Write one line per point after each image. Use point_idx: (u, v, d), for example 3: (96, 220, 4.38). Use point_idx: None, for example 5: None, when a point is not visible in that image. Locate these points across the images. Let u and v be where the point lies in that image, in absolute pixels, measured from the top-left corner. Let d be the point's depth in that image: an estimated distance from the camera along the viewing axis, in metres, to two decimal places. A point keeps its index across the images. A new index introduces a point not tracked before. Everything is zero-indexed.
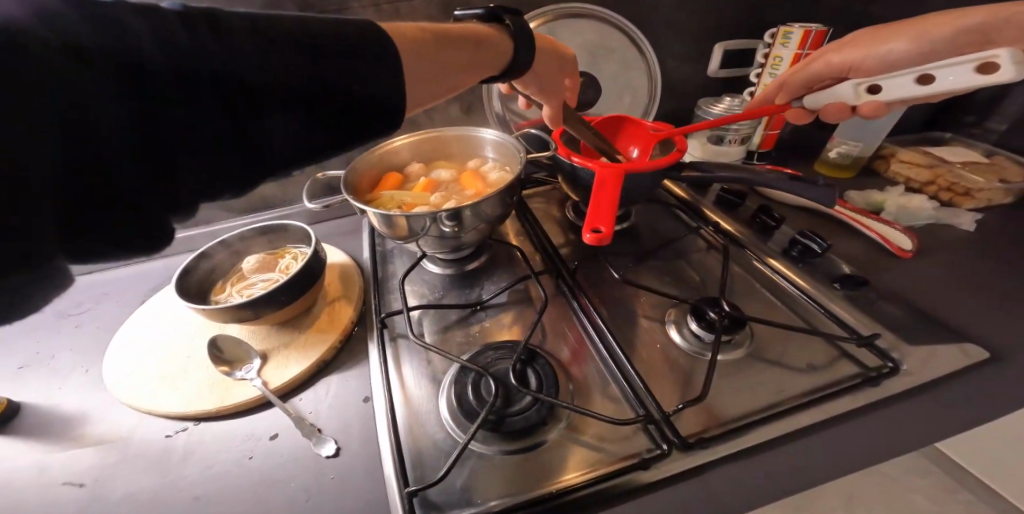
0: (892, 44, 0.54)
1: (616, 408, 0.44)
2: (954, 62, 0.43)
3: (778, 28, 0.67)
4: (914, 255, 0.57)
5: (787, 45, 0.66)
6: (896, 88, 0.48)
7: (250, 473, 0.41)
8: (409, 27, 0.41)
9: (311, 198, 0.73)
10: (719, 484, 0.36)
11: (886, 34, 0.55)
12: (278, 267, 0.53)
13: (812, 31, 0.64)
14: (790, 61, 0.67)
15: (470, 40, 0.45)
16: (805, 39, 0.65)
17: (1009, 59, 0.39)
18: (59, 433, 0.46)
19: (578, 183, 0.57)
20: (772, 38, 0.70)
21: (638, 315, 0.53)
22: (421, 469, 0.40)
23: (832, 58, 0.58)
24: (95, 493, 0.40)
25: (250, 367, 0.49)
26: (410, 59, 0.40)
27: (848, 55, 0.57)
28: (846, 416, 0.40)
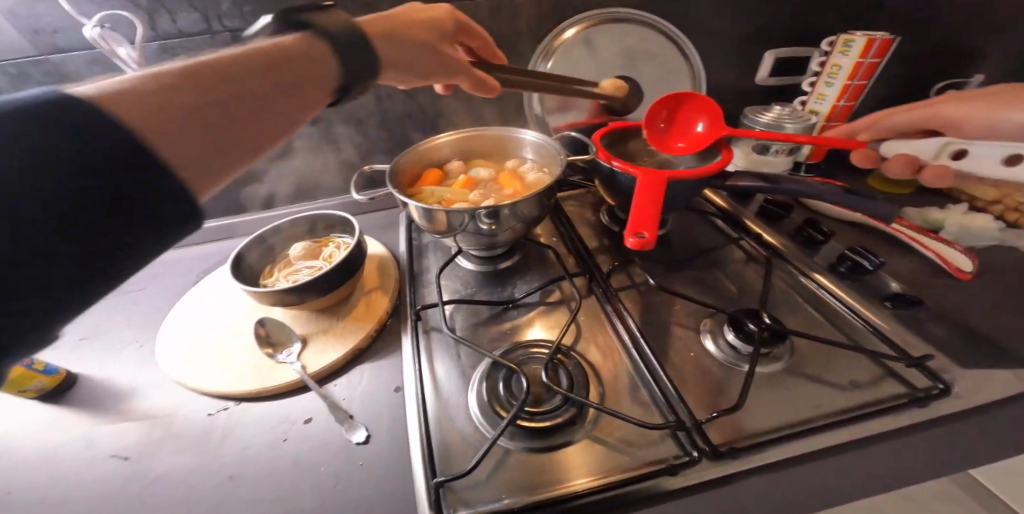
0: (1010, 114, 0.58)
1: (647, 411, 0.43)
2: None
3: (837, 36, 0.65)
4: (974, 277, 0.54)
5: (847, 53, 0.63)
6: None
7: (287, 454, 0.44)
8: (186, 80, 0.30)
9: (359, 190, 0.75)
10: (740, 496, 0.36)
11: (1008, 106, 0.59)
12: (323, 255, 0.55)
13: (876, 40, 0.61)
14: (849, 70, 0.64)
15: (298, 61, 0.36)
16: (867, 48, 0.62)
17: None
18: (111, 406, 0.49)
19: (617, 188, 0.57)
20: (830, 46, 0.66)
21: (671, 323, 0.52)
22: (448, 461, 0.41)
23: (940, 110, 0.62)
24: (140, 468, 0.43)
25: (291, 351, 0.50)
26: (190, 136, 0.30)
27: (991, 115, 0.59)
28: (890, 439, 0.38)
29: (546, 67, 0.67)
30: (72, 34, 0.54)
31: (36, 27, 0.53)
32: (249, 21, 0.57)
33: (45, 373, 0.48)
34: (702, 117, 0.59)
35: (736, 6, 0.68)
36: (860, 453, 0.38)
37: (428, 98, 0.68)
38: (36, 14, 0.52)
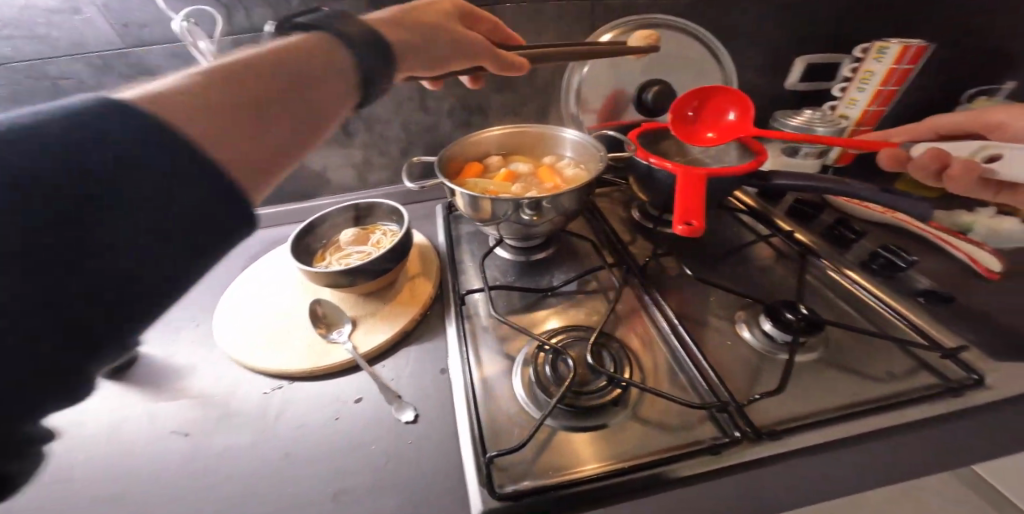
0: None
1: (688, 395, 0.45)
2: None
3: (871, 43, 0.67)
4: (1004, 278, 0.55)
5: (881, 59, 0.65)
6: (1013, 158, 0.56)
7: (340, 431, 0.46)
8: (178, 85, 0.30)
9: (409, 181, 0.78)
10: (766, 477, 0.38)
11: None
12: (371, 241, 0.58)
13: (911, 47, 0.63)
14: (882, 76, 0.66)
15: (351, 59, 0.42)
16: (901, 55, 0.64)
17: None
18: (169, 384, 0.51)
19: (653, 184, 0.59)
20: (864, 52, 0.69)
21: (706, 313, 0.53)
22: (498, 437, 0.43)
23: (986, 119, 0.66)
24: (200, 444, 0.45)
25: (342, 331, 0.53)
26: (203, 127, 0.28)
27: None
28: (928, 427, 0.40)
29: (581, 71, 0.68)
30: (159, 28, 0.58)
31: (125, 21, 0.56)
32: None
33: None
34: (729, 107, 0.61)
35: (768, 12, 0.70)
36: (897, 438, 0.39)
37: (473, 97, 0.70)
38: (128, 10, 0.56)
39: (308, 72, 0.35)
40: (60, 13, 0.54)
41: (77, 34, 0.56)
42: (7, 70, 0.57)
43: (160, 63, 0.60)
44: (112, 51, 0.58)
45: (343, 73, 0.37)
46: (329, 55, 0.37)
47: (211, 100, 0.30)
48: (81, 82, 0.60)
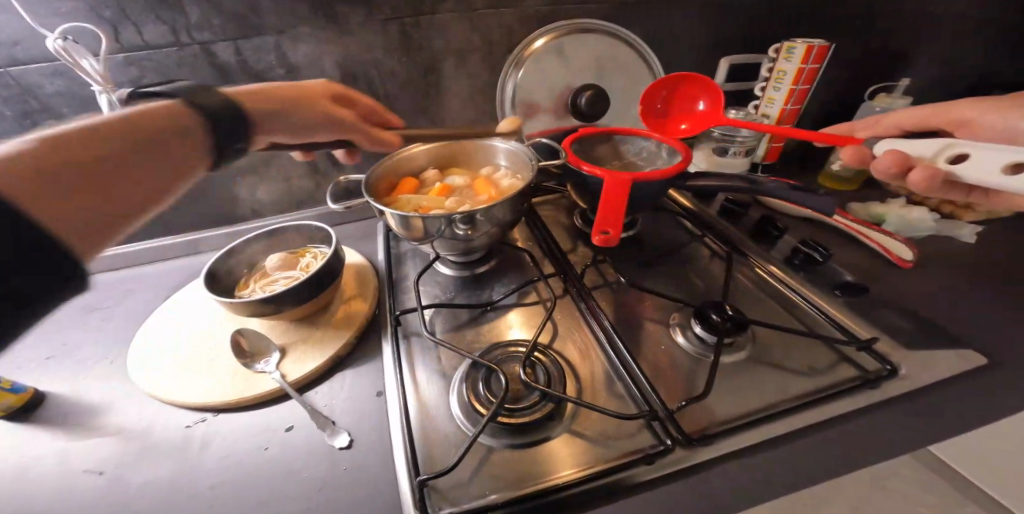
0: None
1: (623, 404, 0.45)
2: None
3: (781, 44, 0.69)
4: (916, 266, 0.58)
5: (791, 59, 0.67)
6: (980, 161, 0.46)
7: (268, 463, 0.44)
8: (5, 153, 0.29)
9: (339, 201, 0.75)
10: (708, 485, 0.38)
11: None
12: (300, 265, 0.56)
13: (815, 46, 0.65)
14: (793, 76, 0.68)
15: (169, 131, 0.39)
16: (808, 53, 0.66)
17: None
18: (81, 424, 0.47)
19: (588, 191, 0.59)
20: (777, 53, 0.71)
21: (642, 318, 0.54)
22: (431, 461, 0.42)
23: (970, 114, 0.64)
24: (113, 484, 0.42)
25: (270, 360, 0.50)
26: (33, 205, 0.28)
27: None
28: (846, 418, 0.42)
29: (515, 75, 0.66)
30: (36, 45, 0.50)
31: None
32: (220, 33, 0.52)
33: (13, 391, 0.46)
34: (703, 97, 0.67)
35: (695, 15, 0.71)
36: (819, 434, 0.41)
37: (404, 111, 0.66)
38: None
39: (157, 141, 0.38)
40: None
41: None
42: None
43: (43, 83, 0.53)
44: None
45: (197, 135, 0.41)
46: (189, 124, 0.40)
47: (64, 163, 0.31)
48: None
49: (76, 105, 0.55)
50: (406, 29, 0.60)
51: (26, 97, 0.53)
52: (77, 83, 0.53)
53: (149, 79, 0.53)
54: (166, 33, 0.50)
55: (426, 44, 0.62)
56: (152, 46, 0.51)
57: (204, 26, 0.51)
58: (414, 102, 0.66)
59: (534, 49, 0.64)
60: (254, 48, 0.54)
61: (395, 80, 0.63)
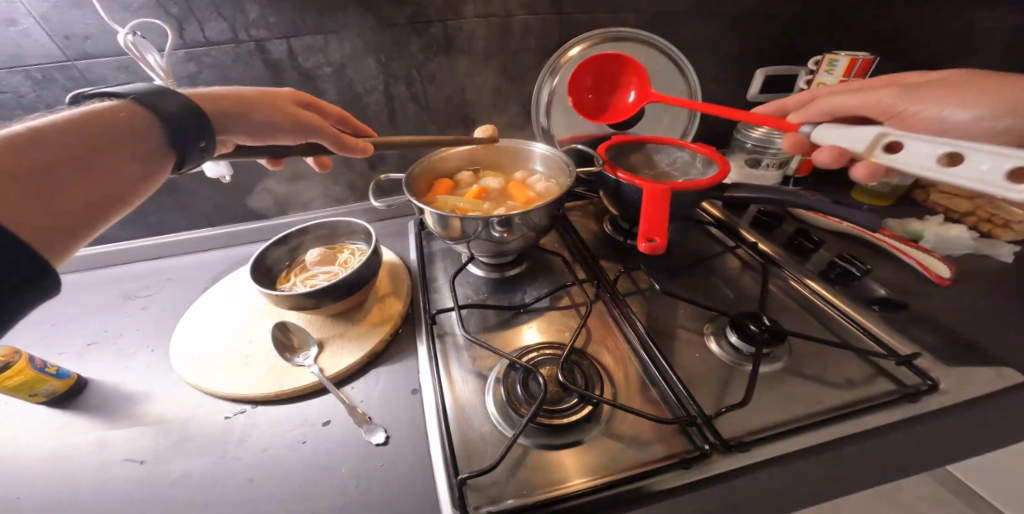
0: (962, 105, 0.44)
1: (660, 410, 0.46)
2: (990, 149, 0.35)
3: (822, 55, 0.67)
4: (955, 284, 0.58)
5: (832, 72, 0.66)
6: (912, 155, 0.40)
7: (307, 457, 0.44)
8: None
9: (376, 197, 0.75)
10: (744, 491, 0.38)
11: (980, 95, 0.45)
12: (338, 261, 0.57)
13: (859, 60, 0.64)
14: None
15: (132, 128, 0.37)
16: (850, 67, 0.64)
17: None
18: (123, 410, 0.47)
19: (624, 199, 0.60)
20: (817, 65, 0.70)
21: (676, 326, 0.54)
22: (469, 459, 0.43)
23: (881, 97, 0.48)
24: (155, 472, 0.42)
25: (308, 354, 0.51)
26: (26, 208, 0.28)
27: (938, 104, 0.45)
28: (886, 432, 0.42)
29: (552, 82, 0.68)
30: (103, 39, 0.52)
31: (67, 33, 0.51)
32: (274, 31, 0.54)
33: (57, 376, 0.46)
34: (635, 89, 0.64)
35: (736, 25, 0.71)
36: (858, 447, 0.41)
37: (440, 110, 0.67)
38: (68, 21, 0.50)
39: (123, 137, 0.36)
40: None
41: (15, 47, 0.51)
42: None
43: (106, 76, 0.55)
44: (52, 64, 0.52)
45: (158, 139, 0.38)
46: (147, 133, 0.37)
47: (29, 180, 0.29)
48: (20, 97, 0.54)
49: None
50: (448, 32, 0.61)
51: (89, 89, 0.55)
52: (138, 77, 0.55)
53: (204, 75, 0.55)
54: (224, 30, 0.52)
55: (466, 47, 0.63)
56: (211, 42, 0.53)
57: (259, 24, 0.53)
58: (451, 102, 0.67)
59: (568, 57, 0.65)
60: (304, 46, 0.55)
61: (434, 82, 0.64)
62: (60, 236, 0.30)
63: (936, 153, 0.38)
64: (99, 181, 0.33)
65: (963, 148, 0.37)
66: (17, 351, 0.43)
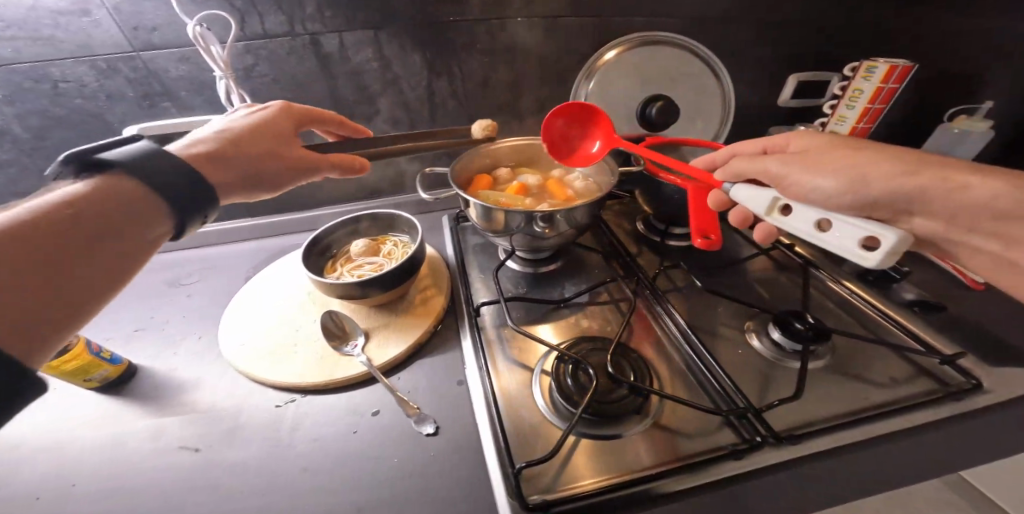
0: (825, 174, 0.37)
1: (707, 403, 0.46)
2: (848, 218, 0.33)
3: (860, 62, 0.69)
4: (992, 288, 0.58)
5: (869, 79, 0.68)
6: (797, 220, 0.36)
7: (359, 446, 0.45)
8: None
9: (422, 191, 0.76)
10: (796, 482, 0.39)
11: (830, 160, 0.38)
12: (382, 252, 0.57)
13: (898, 67, 0.65)
14: (870, 95, 0.69)
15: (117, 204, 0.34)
16: (888, 74, 0.66)
17: (888, 244, 0.30)
18: (173, 397, 0.48)
19: (664, 198, 0.62)
20: (853, 72, 0.71)
21: (717, 323, 0.55)
22: (522, 450, 0.43)
23: (769, 164, 0.41)
24: (211, 459, 0.43)
25: (356, 343, 0.51)
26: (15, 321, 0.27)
27: (803, 175, 0.39)
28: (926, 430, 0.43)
29: (587, 86, 0.69)
30: (170, 30, 0.53)
31: (136, 24, 0.52)
32: (328, 25, 0.55)
33: (110, 361, 0.46)
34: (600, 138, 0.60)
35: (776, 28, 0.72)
36: (906, 441, 0.42)
37: (479, 107, 0.68)
38: (139, 12, 0.51)
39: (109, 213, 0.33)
40: (69, 14, 0.49)
41: (85, 37, 0.51)
42: (7, 70, 0.52)
43: (168, 67, 0.55)
44: (118, 54, 0.53)
45: (158, 206, 0.36)
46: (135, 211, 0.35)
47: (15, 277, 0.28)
48: (83, 86, 0.54)
49: (192, 89, 0.58)
50: (493, 31, 0.62)
51: (151, 80, 0.56)
52: (199, 69, 0.56)
53: (260, 67, 0.57)
54: (282, 22, 0.54)
55: (509, 46, 0.64)
56: (268, 35, 0.54)
57: (316, 18, 0.54)
58: (491, 100, 0.68)
59: (605, 60, 0.66)
60: (355, 41, 0.57)
61: (476, 80, 0.65)
62: (26, 340, 0.27)
63: (813, 218, 0.35)
64: (85, 277, 0.31)
65: (836, 217, 0.33)
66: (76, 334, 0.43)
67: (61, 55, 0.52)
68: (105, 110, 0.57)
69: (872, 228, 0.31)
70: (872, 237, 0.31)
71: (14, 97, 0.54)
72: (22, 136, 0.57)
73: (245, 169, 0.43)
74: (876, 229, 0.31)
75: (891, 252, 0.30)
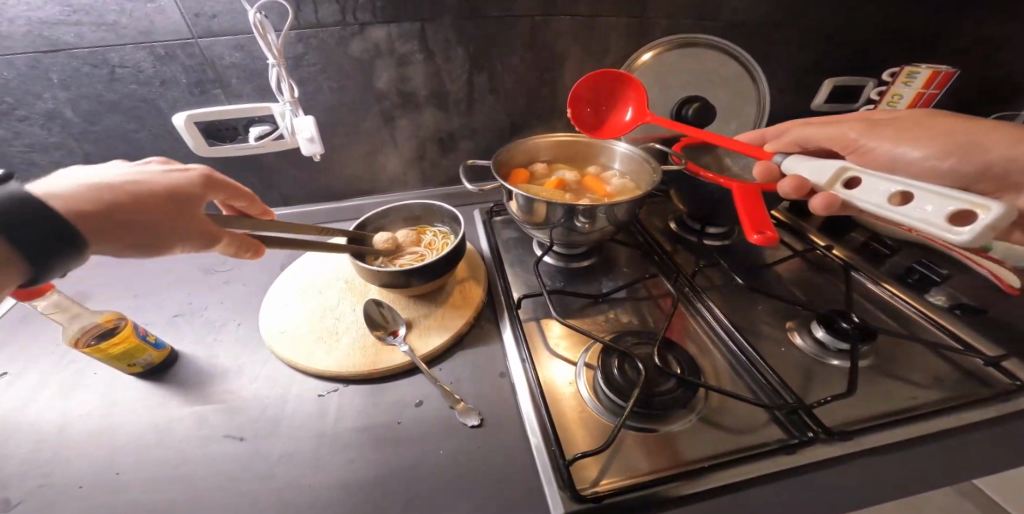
0: (914, 144, 0.46)
1: (753, 399, 0.46)
2: (939, 191, 0.34)
3: (903, 67, 0.71)
4: None
5: (911, 83, 0.69)
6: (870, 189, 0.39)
7: (405, 437, 0.44)
8: None
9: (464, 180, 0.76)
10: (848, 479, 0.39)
11: (914, 134, 0.47)
12: (423, 242, 0.57)
13: (940, 73, 0.66)
14: (910, 100, 0.71)
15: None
16: (930, 80, 0.67)
17: (988, 218, 0.31)
18: (215, 385, 0.47)
19: (702, 196, 0.62)
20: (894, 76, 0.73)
21: (758, 322, 0.55)
22: (571, 443, 0.43)
23: (850, 132, 0.51)
24: (257, 446, 0.42)
25: (398, 333, 0.51)
26: None
27: (890, 142, 0.47)
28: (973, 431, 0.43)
29: None
30: (230, 17, 0.52)
31: (197, 11, 0.51)
32: (379, 15, 0.56)
33: (155, 346, 0.46)
34: (631, 107, 0.62)
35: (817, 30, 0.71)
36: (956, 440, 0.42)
37: (517, 103, 0.69)
38: None
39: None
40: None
41: (148, 23, 0.51)
42: (66, 55, 0.52)
43: (223, 55, 0.55)
44: (177, 40, 0.53)
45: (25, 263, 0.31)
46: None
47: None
48: (139, 72, 0.54)
49: (243, 76, 0.57)
50: (536, 27, 0.62)
51: (205, 67, 0.55)
52: (255, 57, 0.55)
53: (309, 57, 0.57)
54: (335, 11, 0.54)
55: (551, 43, 0.64)
56: (321, 24, 0.55)
57: (366, 8, 0.55)
58: (530, 95, 0.68)
59: (643, 61, 0.67)
60: (403, 32, 0.57)
61: (516, 76, 0.66)
62: None
63: (890, 191, 0.37)
64: None
65: (920, 191, 0.35)
66: (119, 319, 0.44)
67: (122, 41, 0.52)
68: (158, 96, 0.57)
69: (972, 203, 0.32)
70: (968, 209, 0.32)
71: (68, 81, 0.54)
72: (71, 119, 0.57)
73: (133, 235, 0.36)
74: (976, 202, 0.31)
75: (988, 226, 0.31)
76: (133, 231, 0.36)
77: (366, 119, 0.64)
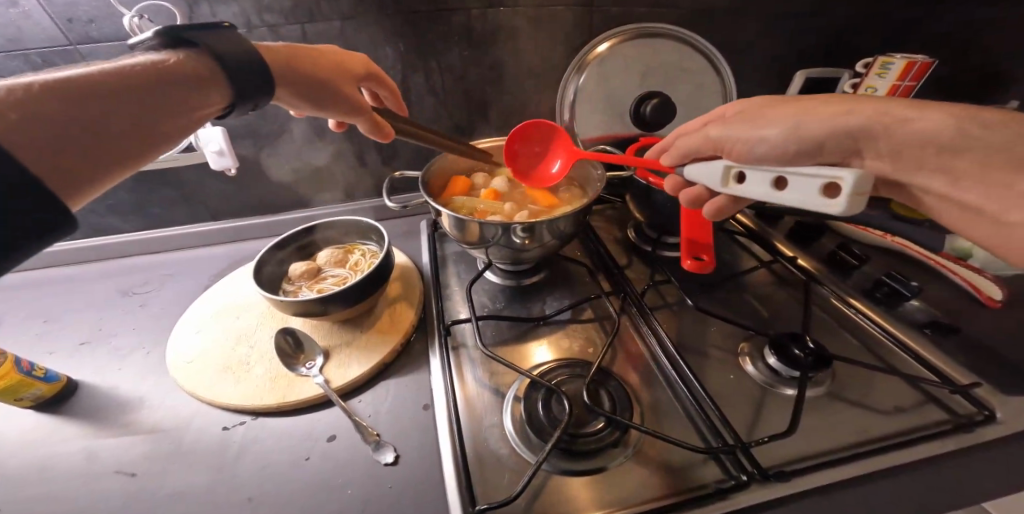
0: (770, 127, 0.35)
1: (690, 434, 0.42)
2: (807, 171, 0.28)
3: (874, 58, 0.66)
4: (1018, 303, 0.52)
5: (884, 75, 0.64)
6: (754, 186, 0.33)
7: (308, 476, 0.40)
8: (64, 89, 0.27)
9: (390, 195, 0.72)
10: None
11: (772, 113, 0.36)
12: (348, 263, 0.54)
13: (916, 63, 0.62)
14: (885, 93, 0.65)
15: (163, 83, 0.32)
16: (906, 70, 0.62)
17: (847, 186, 0.25)
18: (113, 417, 0.45)
19: (653, 205, 0.57)
20: (865, 68, 0.68)
21: (707, 344, 0.51)
22: (485, 487, 0.38)
23: (711, 131, 0.40)
24: (147, 484, 0.39)
25: (313, 364, 0.48)
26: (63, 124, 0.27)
27: (749, 129, 0.36)
28: (929, 462, 0.39)
29: (577, 80, 0.63)
30: (108, 23, 0.50)
31: (70, 16, 0.49)
32: (288, 16, 0.53)
33: (45, 380, 0.44)
34: (562, 157, 0.56)
35: (783, 18, 0.65)
36: (901, 477, 0.38)
37: (456, 104, 0.65)
38: (72, 2, 0.48)
39: (141, 96, 0.31)
40: None
41: (15, 30, 0.49)
42: None
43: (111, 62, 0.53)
44: (55, 48, 0.51)
45: (212, 96, 0.35)
46: (212, 73, 0.35)
47: (31, 118, 0.25)
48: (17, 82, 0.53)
49: None
50: (466, 24, 0.58)
51: None
52: None
53: None
54: (237, 14, 0.52)
55: (489, 39, 0.60)
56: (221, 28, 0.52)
57: (271, 9, 0.52)
58: (472, 96, 0.64)
59: (599, 53, 0.61)
60: (319, 33, 0.54)
61: (453, 74, 0.62)
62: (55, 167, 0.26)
63: (768, 180, 0.31)
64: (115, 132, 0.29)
65: (791, 177, 0.29)
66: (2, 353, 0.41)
67: None
68: None
69: (828, 176, 0.26)
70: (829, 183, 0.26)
71: None
72: None
73: (304, 84, 0.42)
74: (830, 175, 0.26)
75: (854, 195, 0.25)
76: (306, 83, 0.42)
77: (290, 125, 0.61)
